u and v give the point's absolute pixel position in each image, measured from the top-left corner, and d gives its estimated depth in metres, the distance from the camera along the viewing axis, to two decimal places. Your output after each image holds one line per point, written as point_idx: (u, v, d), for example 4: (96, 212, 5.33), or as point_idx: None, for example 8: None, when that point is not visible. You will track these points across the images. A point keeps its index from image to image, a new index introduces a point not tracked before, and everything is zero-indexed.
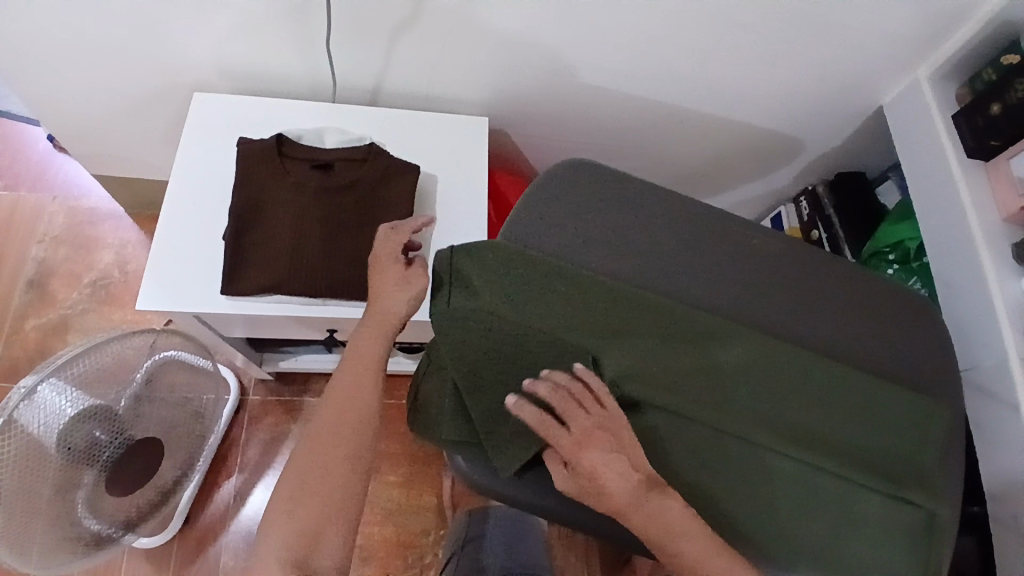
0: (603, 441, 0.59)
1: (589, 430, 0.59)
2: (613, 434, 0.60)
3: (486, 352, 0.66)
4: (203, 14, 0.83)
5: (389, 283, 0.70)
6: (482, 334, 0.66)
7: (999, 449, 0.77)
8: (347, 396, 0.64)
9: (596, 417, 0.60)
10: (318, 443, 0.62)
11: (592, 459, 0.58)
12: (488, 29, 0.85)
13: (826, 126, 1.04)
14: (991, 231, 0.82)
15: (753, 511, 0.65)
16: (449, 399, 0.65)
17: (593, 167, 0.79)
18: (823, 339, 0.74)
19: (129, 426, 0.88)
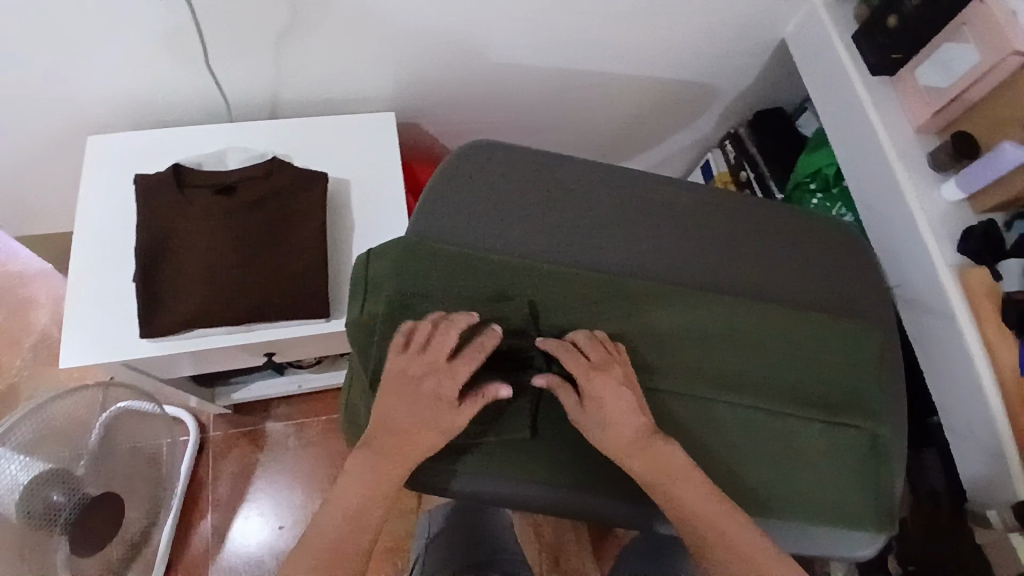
0: (615, 375, 0.63)
1: (607, 362, 0.63)
2: (623, 370, 0.64)
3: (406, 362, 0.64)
4: (76, 54, 0.80)
5: (405, 394, 0.61)
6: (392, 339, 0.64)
7: (940, 358, 0.78)
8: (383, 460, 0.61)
9: (613, 356, 0.64)
10: (347, 497, 0.63)
11: (603, 386, 0.62)
12: (376, 21, 0.83)
13: (737, 69, 1.03)
14: (903, 145, 0.82)
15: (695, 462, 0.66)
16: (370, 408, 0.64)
17: (495, 145, 0.77)
18: (750, 280, 0.74)
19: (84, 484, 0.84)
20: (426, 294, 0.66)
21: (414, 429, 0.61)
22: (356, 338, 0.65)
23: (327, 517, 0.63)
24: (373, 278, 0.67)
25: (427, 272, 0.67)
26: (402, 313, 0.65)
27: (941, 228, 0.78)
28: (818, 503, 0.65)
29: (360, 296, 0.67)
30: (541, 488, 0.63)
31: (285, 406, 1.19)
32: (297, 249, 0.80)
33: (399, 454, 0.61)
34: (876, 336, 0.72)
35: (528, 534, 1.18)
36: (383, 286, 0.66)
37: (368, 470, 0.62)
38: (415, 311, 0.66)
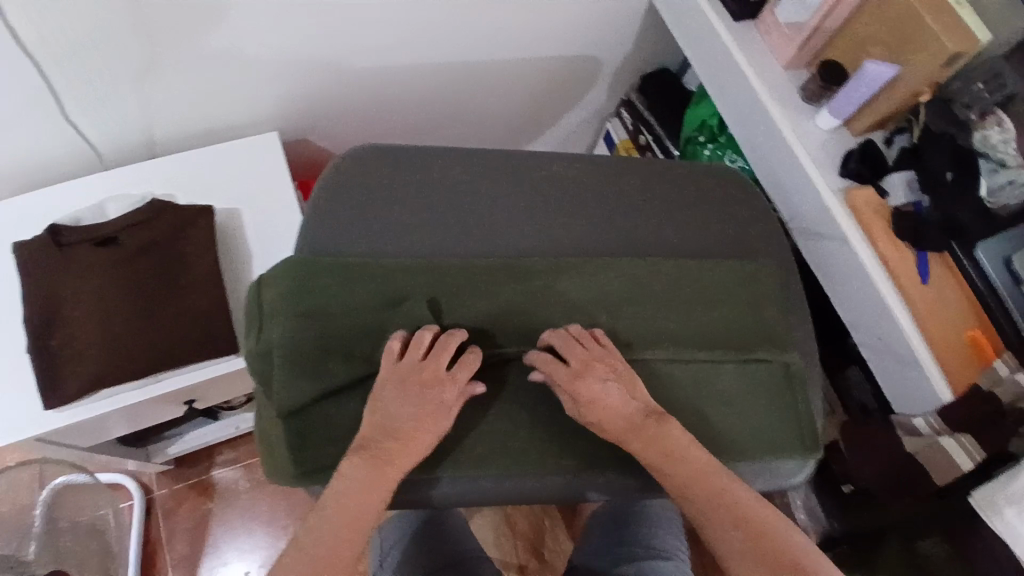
0: (600, 372, 0.64)
1: (589, 361, 0.64)
2: (606, 364, 0.65)
3: (312, 383, 0.62)
4: None
5: (397, 392, 0.61)
6: (295, 363, 0.62)
7: (841, 282, 0.80)
8: (382, 456, 0.59)
9: (593, 351, 0.65)
10: (351, 491, 0.57)
11: (590, 386, 0.63)
12: (238, 46, 0.80)
13: (616, 36, 1.04)
14: (775, 83, 0.84)
15: None
16: (283, 438, 0.62)
17: (375, 149, 0.75)
18: (647, 239, 0.75)
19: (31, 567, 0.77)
20: (321, 310, 0.65)
21: (413, 426, 0.60)
22: (257, 368, 0.63)
23: (325, 514, 0.57)
24: (266, 306, 0.65)
25: (318, 288, 0.65)
26: (300, 336, 0.63)
27: (821, 156, 0.81)
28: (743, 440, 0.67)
29: (257, 328, 0.65)
30: (468, 480, 0.66)
31: (231, 450, 1.16)
32: (193, 289, 0.78)
33: (400, 449, 0.59)
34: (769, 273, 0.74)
35: (502, 528, 1.18)
36: (277, 312, 0.64)
37: (372, 462, 0.58)
38: (311, 329, 0.64)
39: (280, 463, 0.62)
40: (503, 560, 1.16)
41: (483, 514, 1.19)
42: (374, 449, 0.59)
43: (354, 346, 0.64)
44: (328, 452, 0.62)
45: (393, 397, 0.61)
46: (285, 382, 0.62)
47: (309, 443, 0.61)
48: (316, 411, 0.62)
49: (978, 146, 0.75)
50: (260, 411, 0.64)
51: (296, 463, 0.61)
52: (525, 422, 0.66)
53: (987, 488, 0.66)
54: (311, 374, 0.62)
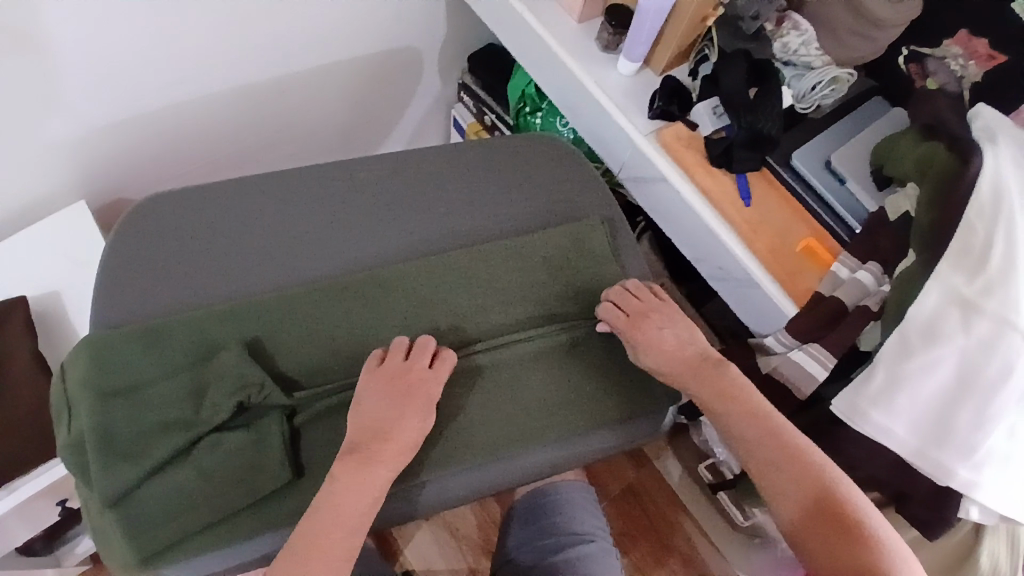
0: (656, 320, 0.68)
1: (643, 310, 0.68)
2: (662, 313, 0.69)
3: (131, 464, 0.58)
4: None
5: (383, 392, 0.62)
6: (107, 447, 0.59)
7: (677, 221, 0.79)
8: (372, 453, 0.59)
9: (649, 302, 0.69)
10: (342, 489, 0.57)
11: (648, 331, 0.67)
12: (10, 123, 0.76)
13: (425, 23, 1.01)
14: (571, 39, 0.83)
15: (492, 415, 0.66)
16: (110, 528, 0.58)
17: (169, 198, 0.72)
18: (471, 229, 0.75)
19: None
20: (133, 385, 0.62)
21: (395, 425, 0.60)
22: (74, 462, 0.60)
23: (319, 511, 0.57)
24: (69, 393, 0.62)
25: (126, 363, 0.62)
26: (107, 420, 0.60)
27: (629, 102, 0.80)
28: (605, 400, 0.69)
29: (66, 421, 0.62)
30: (448, 480, 0.65)
31: None
32: (23, 392, 0.75)
33: (385, 447, 0.59)
34: (596, 234, 0.74)
35: (447, 537, 1.16)
36: (80, 399, 0.61)
37: (359, 460, 0.59)
38: (122, 407, 0.60)
39: (119, 553, 0.59)
40: (452, 568, 1.13)
41: (424, 528, 1.17)
42: (360, 448, 0.59)
43: (171, 415, 0.60)
44: (164, 529, 0.59)
45: (384, 402, 0.61)
46: (101, 472, 0.58)
47: (143, 529, 0.58)
48: (142, 494, 0.59)
49: (780, 56, 0.78)
50: (90, 504, 0.61)
51: (135, 551, 0.58)
52: (466, 415, 0.65)
53: (847, 396, 0.65)
54: (127, 456, 0.59)
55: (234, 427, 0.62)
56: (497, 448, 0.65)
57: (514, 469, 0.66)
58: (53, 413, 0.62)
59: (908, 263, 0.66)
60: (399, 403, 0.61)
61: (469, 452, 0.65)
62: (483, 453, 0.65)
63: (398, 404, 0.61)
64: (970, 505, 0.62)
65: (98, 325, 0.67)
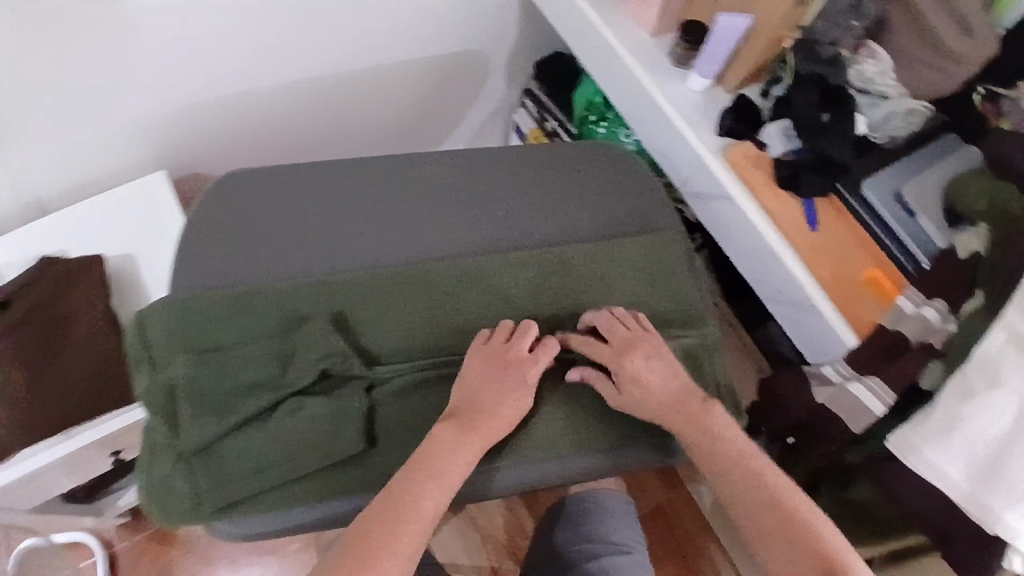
0: (707, 338, 0.69)
1: (631, 341, 0.67)
2: (716, 332, 0.70)
3: (219, 418, 0.61)
4: None
5: (483, 370, 0.64)
6: (192, 398, 0.62)
7: (736, 241, 0.79)
8: (470, 423, 0.62)
9: (705, 319, 0.70)
10: (439, 449, 0.60)
11: (635, 363, 0.66)
12: (102, 90, 0.80)
13: (496, 26, 1.03)
14: (644, 51, 0.83)
15: (573, 412, 0.67)
16: (183, 476, 0.61)
17: (247, 175, 0.76)
18: (535, 228, 0.75)
19: None
20: (221, 344, 0.65)
21: (496, 402, 0.63)
22: (156, 408, 0.62)
23: (413, 468, 0.59)
24: (152, 345, 0.65)
25: (211, 324, 0.66)
26: (191, 374, 0.63)
27: (697, 118, 0.80)
28: None
29: (148, 371, 0.64)
30: (520, 468, 0.65)
31: None
32: (90, 347, 0.79)
33: (479, 423, 0.62)
34: (677, 248, 0.75)
35: (472, 534, 1.17)
36: (167, 352, 0.64)
37: (460, 426, 0.61)
38: (211, 364, 0.63)
39: (187, 505, 0.61)
40: (475, 565, 1.14)
41: (450, 522, 1.18)
42: (460, 416, 0.62)
43: (258, 376, 0.63)
44: (238, 483, 0.61)
45: (482, 379, 0.64)
46: (189, 420, 0.61)
47: (218, 480, 0.61)
48: (221, 448, 0.61)
49: (855, 81, 0.76)
50: (156, 458, 0.62)
51: (207, 500, 0.60)
52: (548, 409, 0.67)
53: (904, 433, 0.63)
54: (211, 410, 0.62)
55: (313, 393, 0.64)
56: (574, 445, 0.66)
57: (581, 466, 0.66)
58: (133, 363, 0.65)
59: (975, 305, 0.64)
60: (503, 381, 0.64)
61: (548, 445, 0.65)
62: (562, 447, 0.65)
63: (499, 382, 0.64)
64: (1013, 554, 0.59)
65: (175, 286, 0.69)
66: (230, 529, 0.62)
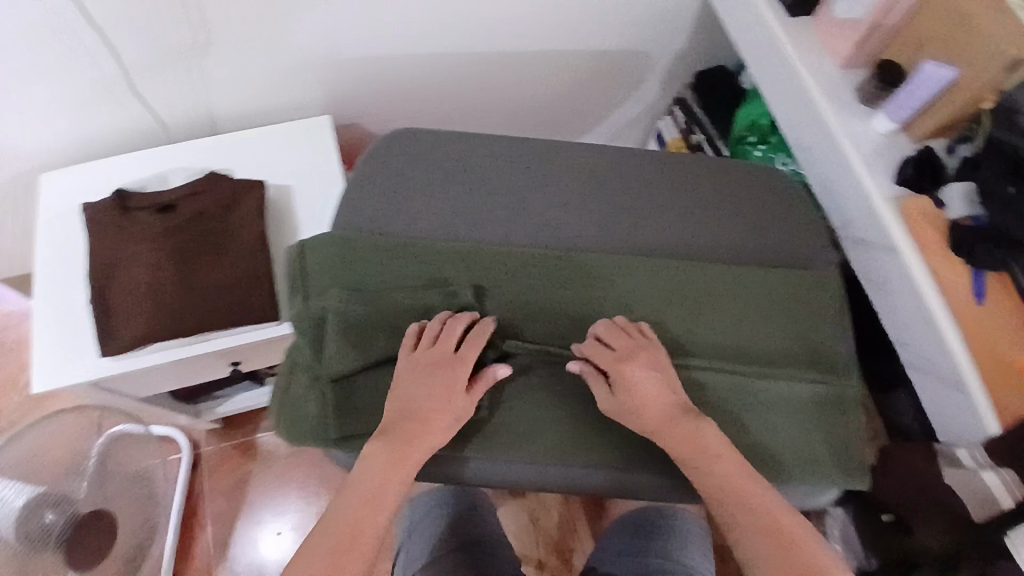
0: (643, 361, 0.65)
1: (633, 349, 0.65)
2: (650, 355, 0.66)
3: (361, 352, 0.65)
4: (24, 99, 0.83)
5: (418, 385, 0.64)
6: (339, 329, 0.65)
7: (894, 295, 0.77)
8: (398, 445, 0.62)
9: (638, 341, 0.66)
10: (368, 476, 0.61)
11: (635, 373, 0.64)
12: (293, 30, 0.84)
13: (666, 32, 1.02)
14: (829, 82, 0.80)
15: None
16: (315, 399, 0.65)
17: (419, 132, 0.79)
18: (685, 240, 0.74)
19: (76, 502, 0.95)
20: (373, 286, 0.68)
21: (431, 409, 0.63)
22: (305, 330, 0.67)
23: (352, 492, 0.61)
24: (309, 273, 0.70)
25: (366, 264, 0.69)
26: (340, 306, 0.66)
27: (875, 161, 0.77)
28: (804, 456, 0.66)
29: (301, 297, 0.69)
30: (490, 463, 0.66)
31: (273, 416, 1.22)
32: (237, 263, 0.83)
33: (419, 434, 0.62)
34: (831, 289, 0.71)
35: (526, 521, 1.19)
36: (320, 282, 0.69)
37: (390, 448, 0.61)
38: (361, 303, 0.67)
39: (314, 426, 0.65)
40: (523, 553, 1.16)
41: (508, 504, 1.20)
42: (381, 445, 0.62)
43: (400, 323, 0.67)
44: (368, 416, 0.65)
45: (410, 391, 0.64)
46: (332, 348, 0.65)
47: (349, 409, 0.65)
48: (349, 384, 0.66)
49: None
50: (296, 376, 0.67)
51: (335, 425, 0.65)
52: None
53: None
54: (352, 344, 0.65)
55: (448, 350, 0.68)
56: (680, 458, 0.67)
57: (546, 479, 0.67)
58: (288, 287, 0.70)
59: None
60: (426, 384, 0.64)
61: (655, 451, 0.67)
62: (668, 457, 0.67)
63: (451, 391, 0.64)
64: None
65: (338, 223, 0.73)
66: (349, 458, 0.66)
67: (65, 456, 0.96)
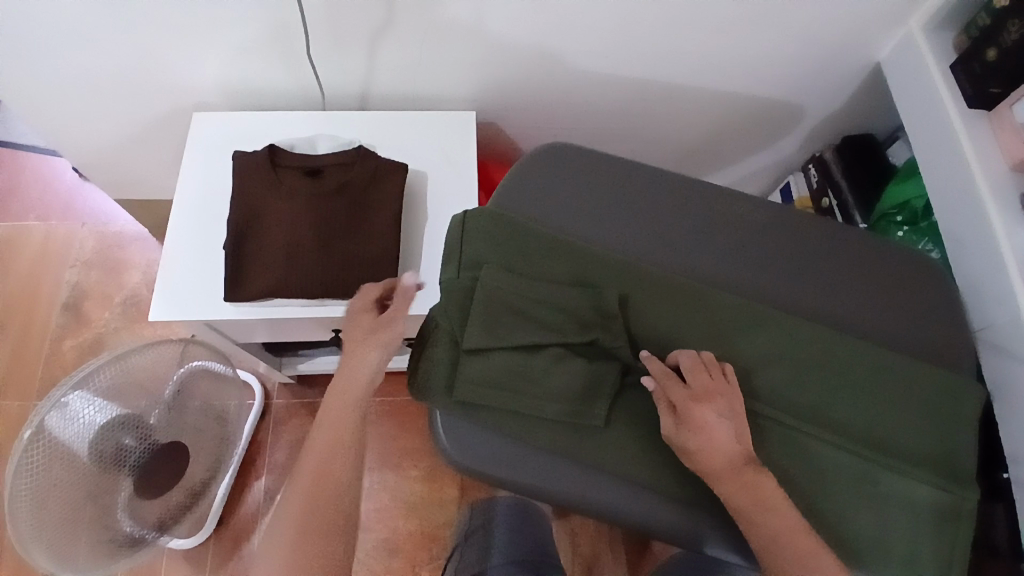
0: (717, 405, 0.64)
1: (711, 390, 0.64)
2: (725, 400, 0.64)
3: (500, 331, 0.68)
4: (207, 38, 0.87)
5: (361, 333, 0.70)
6: (487, 303, 0.69)
7: (1021, 412, 0.74)
8: (335, 426, 0.67)
9: (718, 383, 0.65)
10: (318, 461, 0.66)
11: (705, 414, 0.62)
12: (475, 25, 0.86)
13: (822, 92, 1.01)
14: (998, 179, 0.78)
15: (801, 498, 0.65)
16: (445, 362, 0.68)
17: (583, 150, 0.82)
18: (825, 312, 0.73)
19: (154, 431, 0.90)
20: (530, 271, 0.72)
21: (342, 381, 0.68)
22: (458, 297, 0.70)
23: (302, 483, 0.65)
24: (469, 244, 0.73)
25: (525, 251, 0.73)
26: (493, 282, 0.70)
27: None
28: (900, 554, 0.64)
29: (456, 268, 0.73)
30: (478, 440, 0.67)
31: None
32: (372, 239, 0.85)
33: (333, 415, 0.67)
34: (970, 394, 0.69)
35: (567, 543, 1.19)
36: (479, 254, 0.73)
37: (329, 432, 0.67)
38: (514, 283, 0.71)
39: (436, 387, 0.67)
40: None
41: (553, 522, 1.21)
42: (321, 428, 0.67)
43: (536, 313, 0.70)
44: (487, 393, 0.66)
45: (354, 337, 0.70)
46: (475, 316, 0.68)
47: (472, 380, 0.66)
48: (474, 358, 0.67)
49: None
50: (435, 335, 0.70)
51: (453, 392, 0.67)
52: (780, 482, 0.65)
53: None
54: (493, 319, 0.68)
55: (580, 354, 0.69)
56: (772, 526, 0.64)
57: (596, 494, 0.66)
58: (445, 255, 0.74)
59: None
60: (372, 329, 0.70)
61: None
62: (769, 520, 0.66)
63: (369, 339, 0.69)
64: None
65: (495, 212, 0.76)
66: (447, 433, 0.67)
67: (150, 380, 0.92)
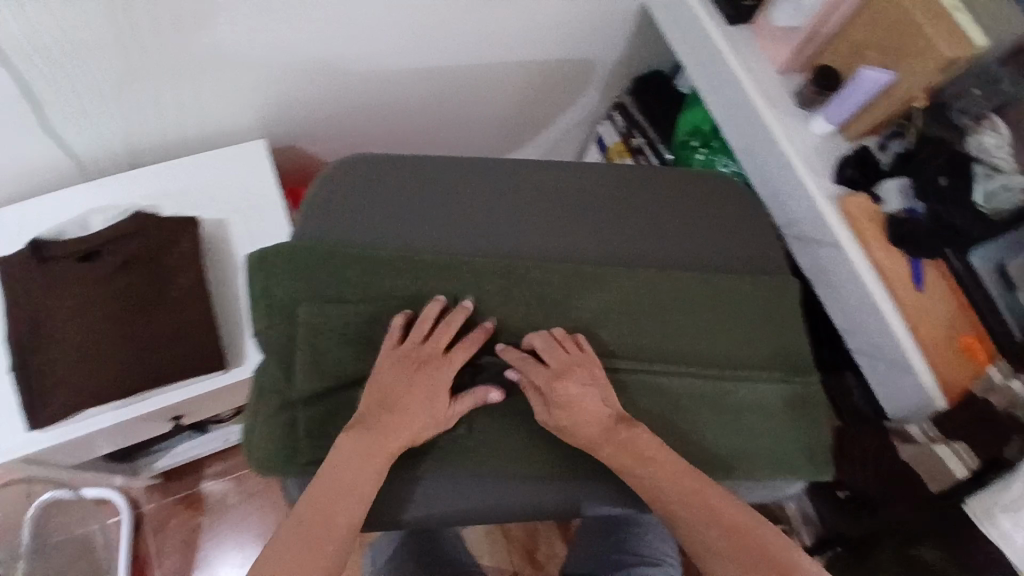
0: (579, 377, 0.64)
1: (569, 364, 0.64)
2: (586, 369, 0.65)
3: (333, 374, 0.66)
4: None
5: (395, 374, 0.64)
6: (309, 346, 0.65)
7: (840, 290, 0.80)
8: (353, 471, 0.60)
9: (574, 355, 0.65)
10: (313, 504, 0.59)
11: (569, 389, 0.63)
12: (236, 51, 0.79)
13: (605, 39, 1.03)
14: (767, 86, 0.84)
15: (669, 435, 0.67)
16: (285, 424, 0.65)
17: (376, 156, 0.77)
18: (648, 253, 0.75)
19: None
20: (348, 296, 0.68)
21: (382, 428, 0.62)
22: (279, 351, 0.66)
23: (282, 537, 0.57)
24: (275, 287, 0.67)
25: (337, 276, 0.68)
26: (310, 320, 0.66)
27: (813, 161, 0.80)
28: (770, 456, 0.67)
29: (269, 317, 0.67)
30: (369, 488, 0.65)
31: (220, 462, 1.15)
32: (180, 310, 0.77)
33: (347, 461, 0.61)
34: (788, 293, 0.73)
35: (498, 535, 1.18)
36: (288, 295, 0.67)
37: (336, 472, 0.60)
38: (333, 316, 0.66)
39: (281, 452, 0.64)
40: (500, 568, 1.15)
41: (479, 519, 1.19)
42: (325, 475, 0.60)
43: (373, 335, 0.67)
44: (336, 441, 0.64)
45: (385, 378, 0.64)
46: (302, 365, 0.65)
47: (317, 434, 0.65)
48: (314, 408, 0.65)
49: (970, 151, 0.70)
50: (264, 398, 0.66)
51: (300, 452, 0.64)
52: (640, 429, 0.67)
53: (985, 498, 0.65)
54: (321, 363, 0.66)
55: None
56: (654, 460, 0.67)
57: (476, 498, 0.65)
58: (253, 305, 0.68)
59: None
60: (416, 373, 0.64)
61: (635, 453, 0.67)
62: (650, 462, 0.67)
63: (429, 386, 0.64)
64: None
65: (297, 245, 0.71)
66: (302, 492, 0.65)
67: None
